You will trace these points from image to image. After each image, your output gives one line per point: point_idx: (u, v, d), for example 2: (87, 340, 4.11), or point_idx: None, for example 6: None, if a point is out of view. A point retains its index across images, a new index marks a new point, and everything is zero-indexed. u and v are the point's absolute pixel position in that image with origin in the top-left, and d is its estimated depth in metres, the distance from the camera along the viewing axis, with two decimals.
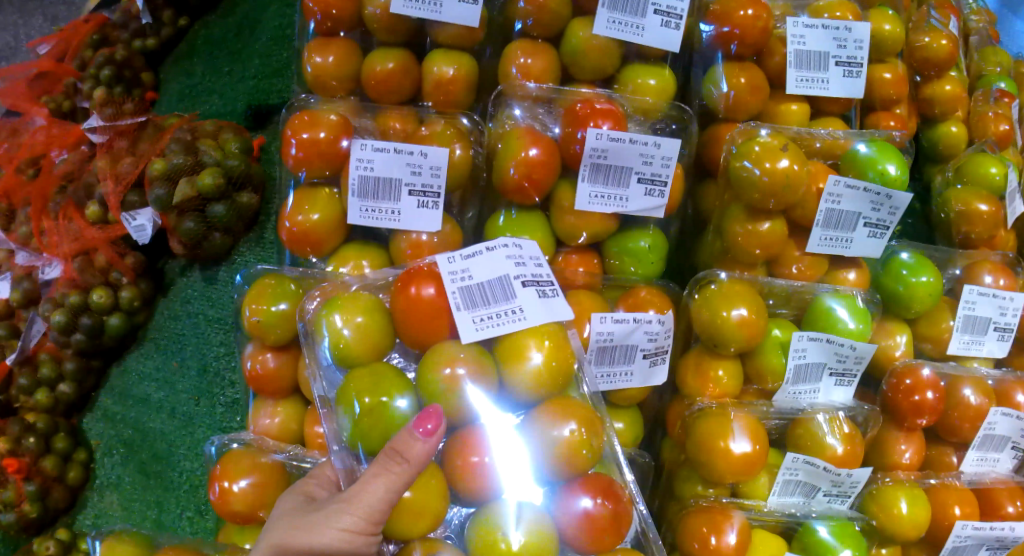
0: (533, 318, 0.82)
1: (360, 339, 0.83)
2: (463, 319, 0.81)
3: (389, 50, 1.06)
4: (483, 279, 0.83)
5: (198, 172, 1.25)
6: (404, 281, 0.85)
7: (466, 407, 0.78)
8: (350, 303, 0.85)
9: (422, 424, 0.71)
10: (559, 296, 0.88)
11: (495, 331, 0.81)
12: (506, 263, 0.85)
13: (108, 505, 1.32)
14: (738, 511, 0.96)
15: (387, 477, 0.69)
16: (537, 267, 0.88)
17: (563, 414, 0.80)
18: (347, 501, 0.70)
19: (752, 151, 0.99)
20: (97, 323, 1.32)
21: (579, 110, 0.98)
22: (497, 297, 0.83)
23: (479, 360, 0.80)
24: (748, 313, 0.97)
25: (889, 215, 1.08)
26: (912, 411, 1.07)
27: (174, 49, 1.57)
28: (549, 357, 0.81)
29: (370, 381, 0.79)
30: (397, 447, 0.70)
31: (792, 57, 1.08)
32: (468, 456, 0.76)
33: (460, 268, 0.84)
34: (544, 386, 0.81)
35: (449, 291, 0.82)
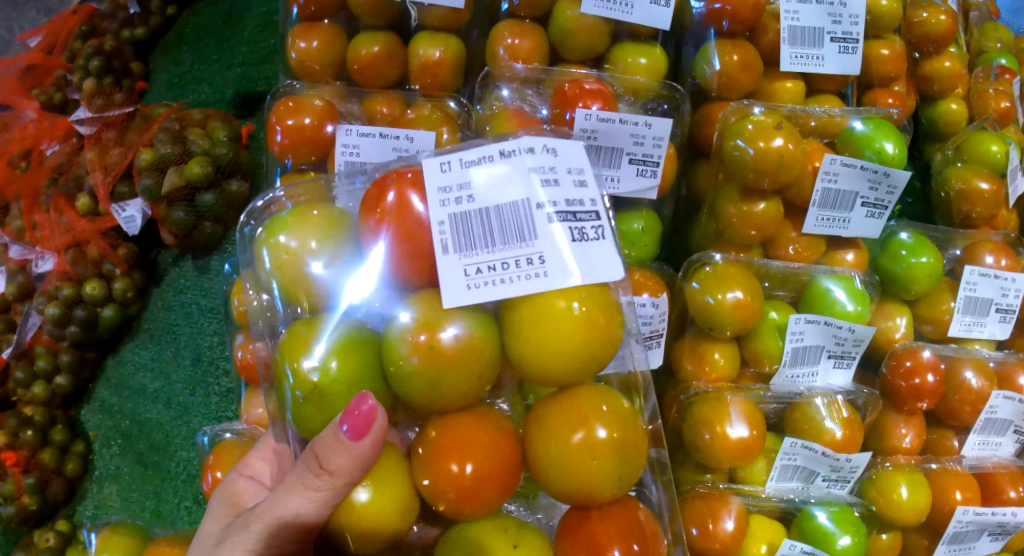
0: (557, 275, 0.62)
1: (310, 267, 0.67)
2: (452, 263, 0.62)
3: (374, 33, 1.04)
4: (488, 204, 0.64)
5: (186, 161, 1.23)
6: (380, 193, 0.67)
7: (447, 390, 0.62)
8: (303, 218, 0.68)
9: (351, 422, 0.59)
10: (604, 238, 0.66)
11: (496, 289, 0.62)
12: (528, 184, 0.64)
13: (106, 496, 1.30)
14: (735, 497, 0.95)
15: (309, 494, 0.61)
16: (575, 187, 0.67)
17: (583, 411, 0.63)
18: (263, 517, 0.64)
19: (745, 130, 0.97)
20: (91, 315, 1.30)
21: (568, 90, 0.95)
22: (508, 235, 0.63)
23: (473, 326, 0.62)
24: (742, 296, 0.95)
25: (888, 194, 1.06)
26: (911, 394, 1.05)
27: (163, 39, 1.55)
28: (575, 329, 0.62)
29: (316, 342, 0.63)
30: (321, 453, 0.60)
31: (786, 34, 1.05)
32: (446, 462, 0.61)
33: (459, 183, 0.65)
34: (566, 370, 0.64)
35: (439, 216, 0.64)
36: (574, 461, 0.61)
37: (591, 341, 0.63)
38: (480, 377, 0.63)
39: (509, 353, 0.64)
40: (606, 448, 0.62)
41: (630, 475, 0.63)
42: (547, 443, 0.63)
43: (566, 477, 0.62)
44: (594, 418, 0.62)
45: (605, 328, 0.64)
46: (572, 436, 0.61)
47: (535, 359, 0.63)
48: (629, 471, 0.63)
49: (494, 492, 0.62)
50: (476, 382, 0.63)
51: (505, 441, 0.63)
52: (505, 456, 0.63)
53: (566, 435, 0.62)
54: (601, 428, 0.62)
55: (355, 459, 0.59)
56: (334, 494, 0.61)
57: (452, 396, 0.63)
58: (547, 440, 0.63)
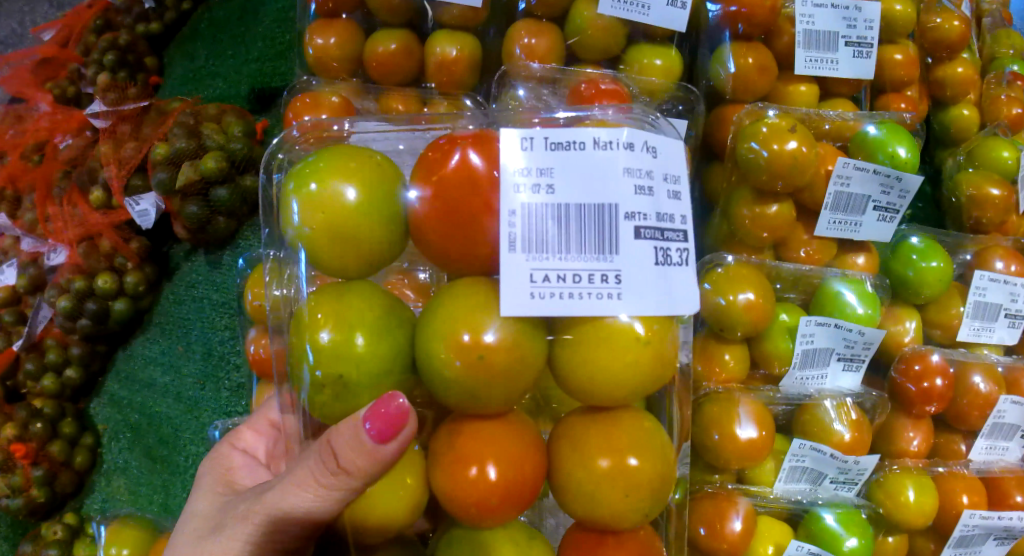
0: (630, 300, 0.59)
1: (335, 215, 0.61)
2: (517, 262, 0.58)
3: (391, 31, 1.05)
4: (569, 201, 0.59)
5: (201, 155, 1.24)
6: (439, 166, 0.62)
7: (489, 394, 0.60)
8: (336, 165, 0.63)
9: (375, 422, 0.60)
10: (688, 264, 0.62)
11: (560, 302, 0.58)
12: (620, 189, 0.59)
13: (115, 489, 1.32)
14: (743, 497, 0.95)
15: (319, 487, 0.63)
16: (666, 201, 0.62)
17: (615, 439, 0.61)
18: (271, 498, 0.67)
19: (759, 133, 0.97)
20: (102, 308, 1.31)
21: (584, 91, 0.96)
22: (584, 242, 0.59)
23: (526, 334, 0.59)
24: (754, 298, 0.96)
25: (899, 199, 1.06)
26: (920, 398, 1.06)
27: (177, 34, 1.56)
28: (633, 357, 0.60)
29: (340, 315, 0.61)
30: (337, 448, 0.61)
31: (800, 38, 1.06)
32: (467, 466, 0.60)
33: (540, 169, 0.59)
34: (620, 392, 0.61)
35: (512, 206, 0.59)
36: (595, 485, 0.61)
37: (648, 370, 0.61)
38: (523, 385, 0.61)
39: (562, 366, 0.61)
40: (632, 478, 0.61)
41: (650, 507, 0.63)
42: (572, 462, 0.62)
43: (584, 498, 0.61)
44: (625, 447, 0.61)
45: (665, 360, 0.62)
46: (599, 461, 0.61)
47: (589, 379, 0.60)
48: (652, 504, 0.62)
49: (510, 505, 0.60)
50: (519, 387, 0.61)
51: (532, 452, 0.61)
52: (532, 468, 0.61)
53: (594, 459, 0.61)
54: (633, 454, 0.61)
55: (372, 459, 0.60)
56: (343, 491, 0.62)
57: (492, 405, 0.61)
58: (572, 460, 0.62)
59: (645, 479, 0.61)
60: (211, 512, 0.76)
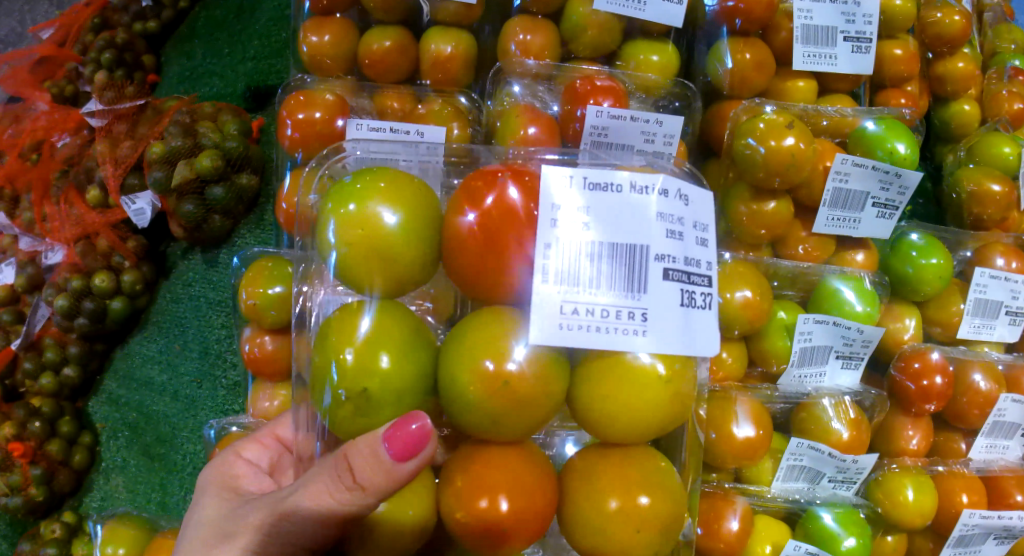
0: (655, 337, 0.60)
1: (376, 240, 0.63)
2: (549, 295, 0.59)
3: (386, 28, 1.04)
4: (604, 240, 0.60)
5: (196, 154, 1.24)
6: (474, 198, 0.64)
7: (512, 427, 0.61)
8: (379, 191, 0.64)
9: (395, 443, 0.59)
10: (710, 309, 0.64)
11: (589, 335, 0.59)
12: (652, 232, 0.61)
13: (113, 488, 1.32)
14: (740, 497, 0.94)
15: (331, 501, 0.61)
16: (696, 248, 0.64)
17: (627, 476, 0.63)
18: (280, 506, 0.66)
19: (756, 129, 0.96)
20: (100, 307, 1.30)
21: (579, 87, 0.96)
22: (616, 279, 0.60)
23: (552, 368, 0.61)
24: (751, 295, 0.95)
25: (898, 195, 1.05)
26: (919, 396, 1.05)
27: (174, 32, 1.55)
28: (654, 394, 0.62)
29: (367, 337, 0.62)
30: (355, 466, 0.60)
31: (799, 33, 1.05)
32: (477, 498, 0.60)
33: (577, 209, 0.61)
34: (642, 429, 0.63)
35: (546, 242, 0.59)
36: (603, 522, 0.61)
37: (666, 411, 0.63)
38: (543, 414, 0.62)
39: (581, 398, 0.63)
40: (642, 516, 0.62)
41: (659, 546, 0.63)
42: (585, 498, 0.63)
43: (589, 532, 0.62)
44: (635, 484, 0.62)
45: (682, 400, 0.64)
46: (609, 502, 0.62)
47: (607, 415, 0.62)
48: (663, 545, 0.63)
49: (517, 536, 0.61)
50: (540, 415, 0.62)
51: (546, 485, 0.62)
52: (543, 504, 0.62)
53: (605, 499, 0.62)
54: (647, 493, 0.62)
55: (389, 477, 0.60)
56: (356, 507, 0.61)
57: (513, 432, 0.62)
58: (582, 494, 0.63)
59: (656, 517, 0.62)
60: (216, 517, 0.75)
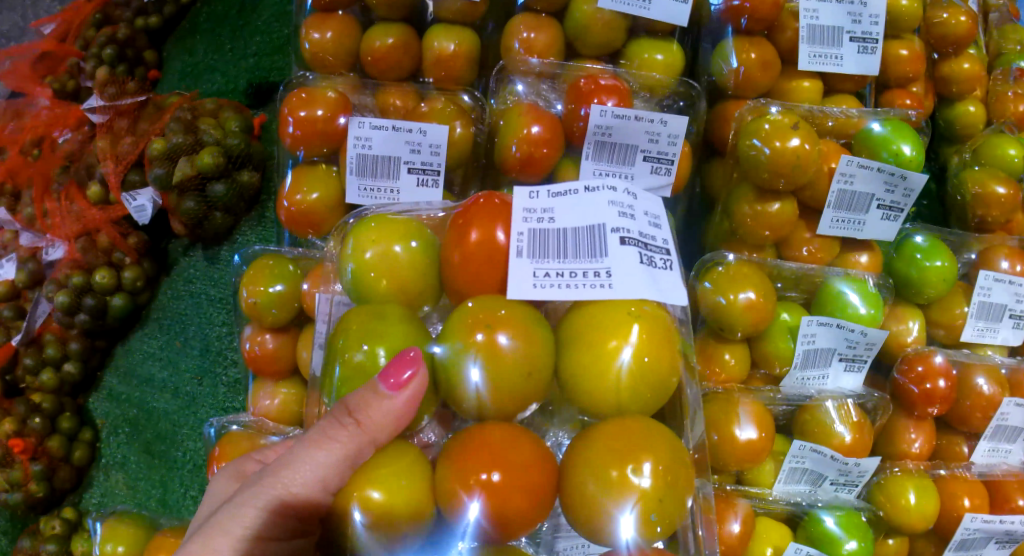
0: (621, 290, 0.64)
1: (386, 270, 0.68)
2: (523, 266, 0.66)
3: (389, 25, 1.03)
4: (567, 225, 0.67)
5: (197, 150, 1.23)
6: (460, 217, 0.71)
7: (506, 396, 0.62)
8: (388, 228, 0.71)
9: (390, 374, 0.61)
10: (671, 270, 0.69)
11: (559, 293, 0.65)
12: (605, 211, 0.67)
13: (113, 485, 1.31)
14: (742, 499, 0.94)
15: (334, 446, 0.62)
16: (651, 226, 0.69)
17: (625, 441, 0.61)
18: (278, 472, 0.64)
19: (761, 129, 0.96)
20: (100, 304, 1.30)
21: (583, 86, 0.95)
22: (580, 250, 0.66)
23: (536, 336, 0.63)
24: (755, 297, 0.95)
25: (904, 197, 1.04)
26: (922, 400, 1.05)
27: (177, 27, 1.54)
28: (633, 344, 0.63)
29: (363, 328, 0.65)
30: (358, 411, 0.61)
31: (804, 33, 1.04)
32: (475, 473, 0.59)
33: (541, 206, 0.69)
34: (637, 376, 0.63)
35: (516, 232, 0.67)
36: (608, 495, 0.59)
37: (650, 362, 0.64)
38: (531, 381, 0.63)
39: (563, 361, 0.65)
40: (649, 478, 0.60)
41: (673, 507, 0.61)
42: (586, 472, 0.61)
43: (596, 509, 0.60)
44: (633, 446, 0.61)
45: (666, 343, 0.65)
46: (610, 472, 0.59)
47: (592, 376, 0.63)
48: (672, 514, 0.61)
49: (517, 505, 0.59)
50: (529, 383, 0.63)
51: (540, 454, 0.61)
52: (543, 476, 0.60)
53: (606, 470, 0.60)
54: (650, 457, 0.60)
55: (396, 416, 0.62)
56: (362, 445, 0.62)
57: (505, 403, 0.63)
58: (579, 468, 0.61)
59: (664, 472, 0.60)
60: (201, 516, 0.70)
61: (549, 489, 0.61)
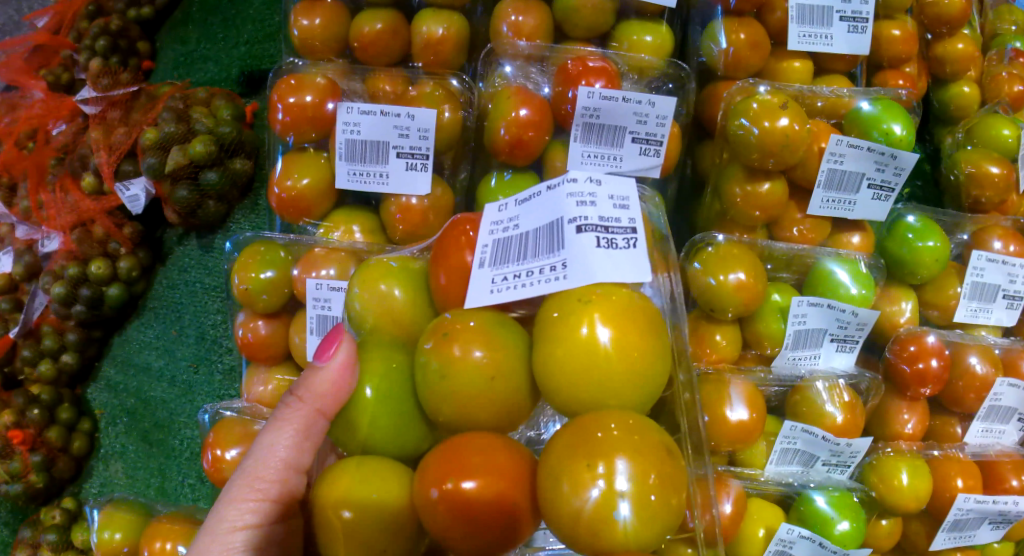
0: (577, 280, 0.59)
1: (379, 312, 0.64)
2: (483, 276, 0.62)
3: (377, 10, 1.03)
4: (529, 229, 0.63)
5: (190, 139, 1.24)
6: (456, 236, 0.66)
7: (479, 403, 0.57)
8: (387, 269, 0.66)
9: (323, 351, 0.63)
10: (637, 249, 0.62)
11: (517, 295, 0.60)
12: (562, 203, 0.62)
13: (113, 474, 1.32)
14: (733, 480, 0.94)
15: (286, 425, 0.64)
16: (615, 208, 0.63)
17: (599, 439, 0.52)
18: (248, 462, 0.65)
19: (749, 109, 0.96)
20: (96, 294, 1.31)
21: (571, 68, 0.95)
22: (538, 249, 0.61)
23: (505, 343, 0.58)
24: (745, 278, 0.95)
25: (894, 176, 1.04)
26: (915, 380, 1.05)
27: (170, 17, 1.54)
28: (610, 347, 0.56)
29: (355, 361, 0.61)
30: (302, 387, 0.62)
31: (794, 12, 1.03)
32: (441, 484, 0.53)
33: (509, 215, 0.65)
34: (615, 374, 0.56)
35: (481, 242, 0.64)
36: (586, 505, 0.51)
37: (635, 362, 0.57)
38: (495, 386, 0.57)
39: (535, 366, 0.57)
40: (639, 481, 0.51)
41: (671, 513, 0.53)
42: (554, 474, 0.52)
43: (574, 521, 0.51)
44: (609, 443, 0.52)
45: (647, 331, 0.58)
46: (588, 479, 0.51)
47: (568, 376, 0.56)
48: (666, 519, 0.52)
49: (489, 512, 0.53)
50: (494, 386, 0.57)
51: (514, 460, 0.54)
52: (516, 486, 0.54)
53: (584, 475, 0.51)
54: (625, 457, 0.52)
55: (335, 386, 0.60)
56: (311, 417, 0.63)
57: (480, 412, 0.57)
58: (553, 466, 0.53)
59: (658, 475, 0.52)
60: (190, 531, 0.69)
61: (525, 496, 0.54)
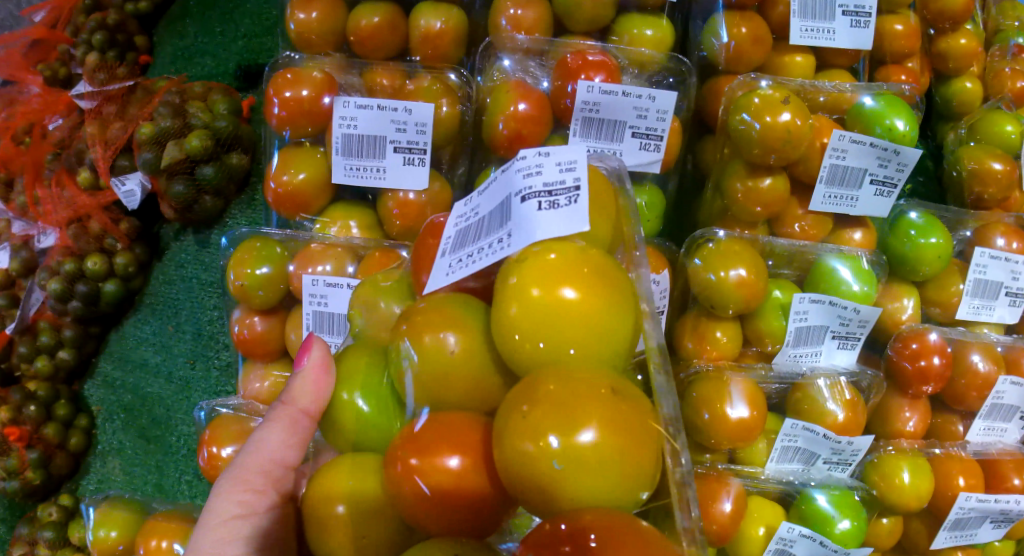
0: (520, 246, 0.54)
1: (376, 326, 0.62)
2: (441, 265, 0.60)
3: (376, 3, 1.02)
4: (484, 212, 0.60)
5: (186, 134, 1.23)
6: (426, 235, 0.65)
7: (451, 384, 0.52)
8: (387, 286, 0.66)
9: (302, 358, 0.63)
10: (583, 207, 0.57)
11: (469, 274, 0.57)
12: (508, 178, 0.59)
13: (109, 471, 1.32)
14: (734, 478, 0.93)
15: (273, 425, 0.63)
16: (560, 171, 0.58)
17: (555, 395, 0.46)
18: (238, 469, 0.64)
19: (751, 104, 0.95)
20: (93, 290, 1.30)
21: (571, 62, 0.94)
22: (487, 225, 0.59)
23: (470, 320, 0.54)
24: (746, 274, 0.94)
25: (897, 172, 1.03)
26: (917, 378, 1.04)
27: (167, 12, 1.51)
28: (560, 305, 0.50)
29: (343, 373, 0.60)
30: (287, 393, 0.62)
31: (796, 7, 1.02)
32: (409, 460, 0.49)
33: (472, 207, 0.63)
34: (568, 333, 0.50)
35: (446, 235, 0.62)
36: (546, 467, 0.44)
37: (593, 315, 0.50)
38: (456, 362, 0.52)
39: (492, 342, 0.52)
40: (602, 437, 0.45)
41: (640, 473, 0.46)
42: (508, 437, 0.46)
43: (538, 487, 0.45)
44: (563, 400, 0.45)
45: (608, 282, 0.52)
46: (541, 441, 0.44)
47: (521, 339, 0.50)
48: (641, 476, 0.46)
49: (463, 489, 0.48)
50: (462, 366, 0.53)
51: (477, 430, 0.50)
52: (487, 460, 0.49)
53: (535, 437, 0.45)
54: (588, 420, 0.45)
55: (314, 388, 0.60)
56: (297, 416, 0.62)
57: (451, 397, 0.53)
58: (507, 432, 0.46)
59: (610, 431, 0.45)
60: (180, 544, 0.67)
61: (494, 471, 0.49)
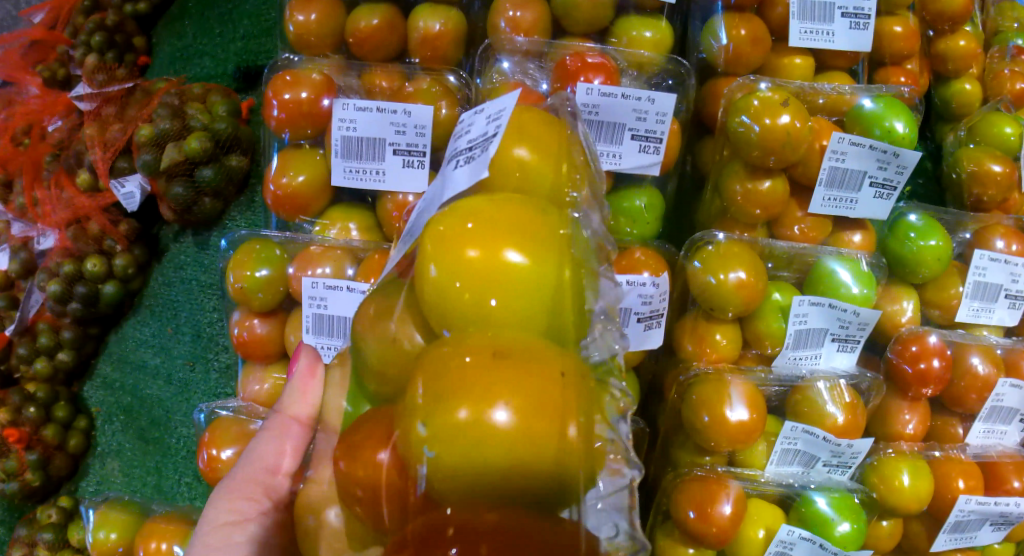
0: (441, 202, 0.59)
1: None
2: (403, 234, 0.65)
3: (375, 5, 1.02)
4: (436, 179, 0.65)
5: (185, 135, 1.23)
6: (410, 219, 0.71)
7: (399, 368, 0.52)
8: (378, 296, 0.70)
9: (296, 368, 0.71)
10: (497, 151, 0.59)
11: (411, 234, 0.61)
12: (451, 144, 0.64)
13: (109, 472, 1.31)
14: (733, 481, 0.93)
15: (267, 434, 0.67)
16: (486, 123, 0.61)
17: (469, 378, 0.47)
18: (232, 480, 0.65)
19: (750, 106, 0.94)
20: (92, 291, 1.30)
21: (570, 65, 0.94)
22: (433, 191, 0.63)
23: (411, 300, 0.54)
24: (745, 277, 0.94)
25: (897, 174, 1.03)
26: (916, 380, 1.04)
27: (166, 12, 1.51)
28: (485, 275, 0.51)
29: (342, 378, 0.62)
30: (279, 404, 0.68)
31: (795, 8, 1.02)
32: (377, 454, 0.49)
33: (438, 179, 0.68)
34: (496, 307, 0.50)
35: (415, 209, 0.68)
36: (460, 449, 0.45)
37: (520, 293, 0.51)
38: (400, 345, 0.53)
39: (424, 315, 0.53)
40: (515, 419, 0.46)
41: (559, 451, 0.46)
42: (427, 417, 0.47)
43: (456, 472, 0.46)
44: (475, 384, 0.46)
45: (539, 261, 0.52)
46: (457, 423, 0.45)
47: (451, 316, 0.51)
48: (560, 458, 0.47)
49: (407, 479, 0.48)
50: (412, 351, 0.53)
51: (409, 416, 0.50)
52: None
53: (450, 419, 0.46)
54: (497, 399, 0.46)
55: (305, 390, 0.68)
56: (292, 423, 0.67)
57: (393, 378, 0.53)
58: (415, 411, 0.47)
59: (522, 410, 0.46)
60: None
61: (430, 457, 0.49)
